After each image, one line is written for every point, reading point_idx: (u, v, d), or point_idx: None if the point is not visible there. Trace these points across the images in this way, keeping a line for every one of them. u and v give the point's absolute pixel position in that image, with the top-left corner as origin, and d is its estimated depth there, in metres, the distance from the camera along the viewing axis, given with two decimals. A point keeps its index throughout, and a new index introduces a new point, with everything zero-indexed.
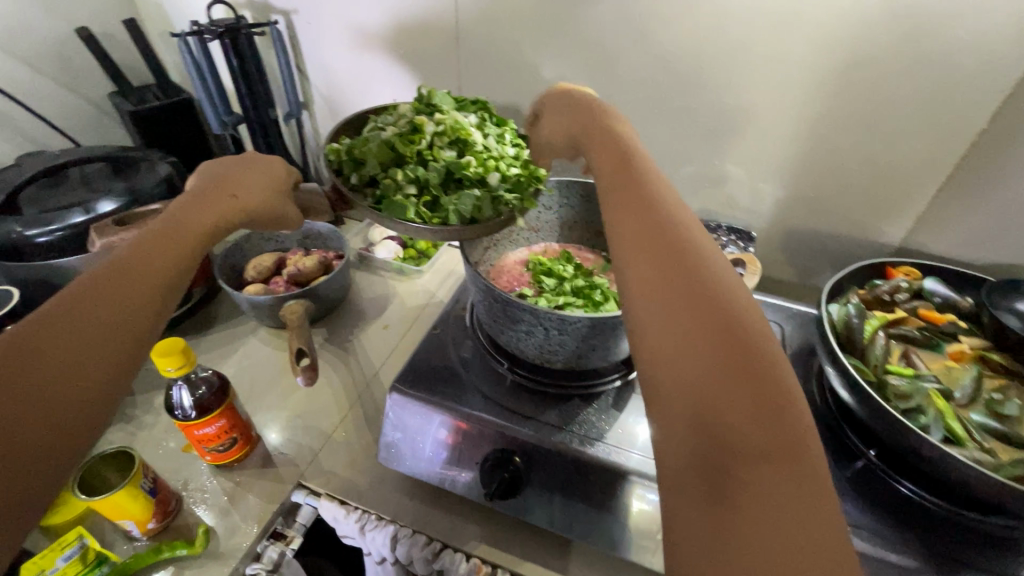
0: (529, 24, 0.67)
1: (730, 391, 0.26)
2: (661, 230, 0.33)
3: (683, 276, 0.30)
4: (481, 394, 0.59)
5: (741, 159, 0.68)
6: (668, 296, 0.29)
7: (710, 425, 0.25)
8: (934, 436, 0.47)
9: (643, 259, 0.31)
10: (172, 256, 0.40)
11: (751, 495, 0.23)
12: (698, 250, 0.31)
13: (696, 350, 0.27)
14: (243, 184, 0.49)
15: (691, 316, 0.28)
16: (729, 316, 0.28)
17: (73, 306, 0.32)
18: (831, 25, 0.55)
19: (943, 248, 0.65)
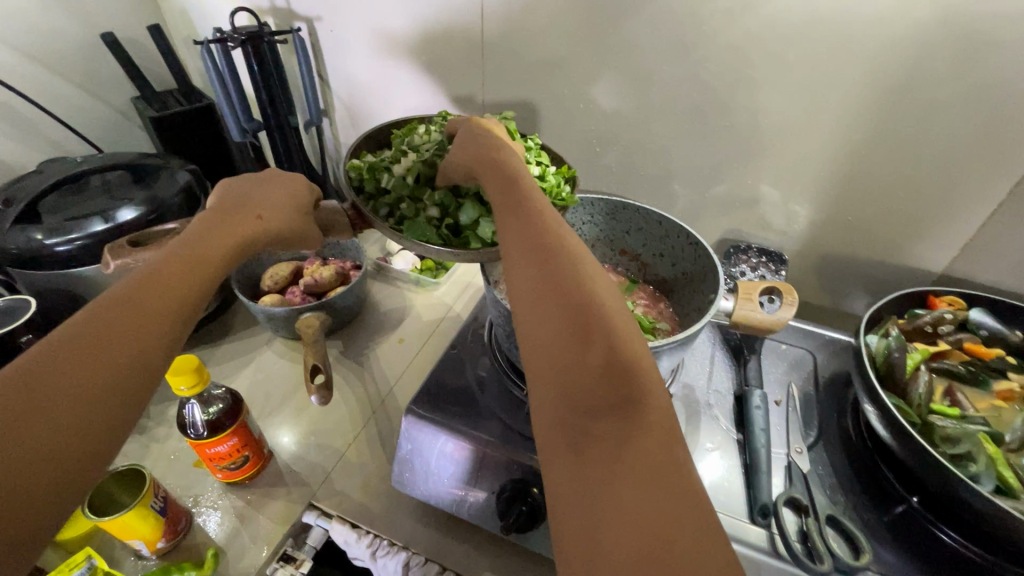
0: (557, 35, 0.65)
1: (589, 379, 0.27)
2: (544, 241, 0.35)
3: (562, 293, 0.31)
4: (498, 420, 0.57)
5: (775, 179, 0.66)
6: (542, 299, 0.31)
7: (572, 411, 0.27)
8: (984, 487, 0.44)
9: (525, 266, 0.34)
10: (188, 281, 0.38)
11: (604, 466, 0.25)
12: (577, 259, 0.33)
13: (563, 346, 0.29)
14: (268, 204, 0.47)
15: (563, 314, 0.30)
16: (598, 316, 0.30)
17: (85, 328, 0.31)
18: (878, 44, 0.52)
19: (989, 278, 0.61)
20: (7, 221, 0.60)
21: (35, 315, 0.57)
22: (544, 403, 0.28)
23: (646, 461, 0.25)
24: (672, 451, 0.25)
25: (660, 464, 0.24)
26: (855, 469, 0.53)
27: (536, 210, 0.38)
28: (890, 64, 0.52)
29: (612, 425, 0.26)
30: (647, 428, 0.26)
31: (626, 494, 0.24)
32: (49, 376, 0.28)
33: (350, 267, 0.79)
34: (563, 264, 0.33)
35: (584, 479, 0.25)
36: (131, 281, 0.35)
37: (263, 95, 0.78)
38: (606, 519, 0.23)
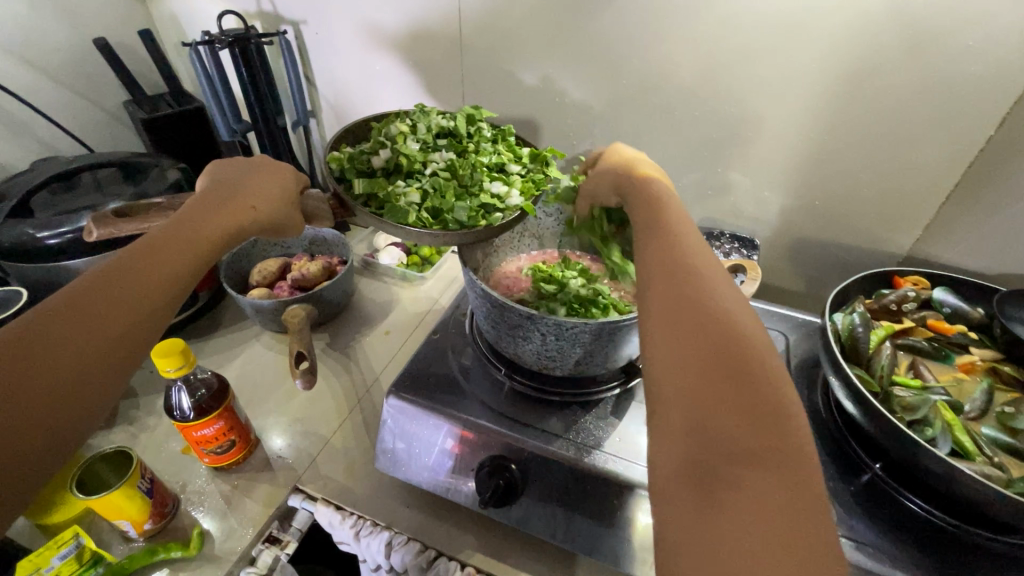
0: (532, 33, 0.68)
1: (735, 424, 0.27)
2: (690, 268, 0.34)
3: (700, 310, 0.31)
4: (479, 401, 0.58)
5: (745, 167, 0.68)
6: (682, 312, 0.32)
7: (707, 452, 0.27)
8: (941, 449, 0.46)
9: (666, 291, 0.33)
10: (174, 262, 0.39)
11: (738, 515, 0.25)
12: (721, 284, 0.33)
13: (709, 383, 0.28)
14: (258, 192, 0.49)
15: (708, 351, 0.30)
16: (748, 360, 0.29)
17: (73, 306, 0.33)
18: (833, 33, 0.54)
19: (952, 258, 0.63)
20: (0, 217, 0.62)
21: (26, 305, 0.59)
22: (671, 434, 0.28)
23: (785, 521, 0.25)
24: (811, 517, 0.25)
25: (799, 527, 0.24)
26: (823, 441, 0.55)
27: (677, 237, 0.37)
28: (846, 52, 0.55)
29: (755, 478, 0.26)
30: (791, 488, 0.25)
31: (756, 552, 0.24)
32: (25, 358, 0.30)
33: (336, 262, 0.81)
34: (710, 296, 0.32)
35: (710, 525, 0.25)
36: (114, 262, 0.37)
37: (252, 95, 0.80)
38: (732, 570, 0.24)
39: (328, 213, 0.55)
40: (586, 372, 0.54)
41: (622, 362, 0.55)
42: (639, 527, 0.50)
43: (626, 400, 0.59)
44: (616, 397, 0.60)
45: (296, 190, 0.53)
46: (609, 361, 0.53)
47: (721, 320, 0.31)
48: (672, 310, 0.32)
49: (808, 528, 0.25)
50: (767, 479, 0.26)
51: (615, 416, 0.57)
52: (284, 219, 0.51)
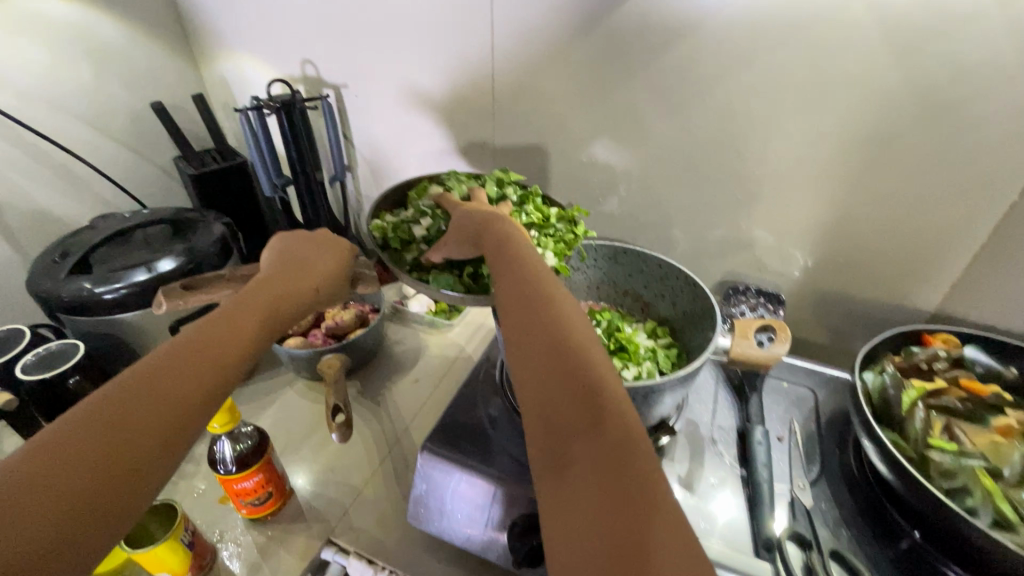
0: (560, 99, 0.72)
1: (565, 408, 0.31)
2: (535, 294, 0.40)
3: (541, 333, 0.36)
4: (510, 457, 0.59)
5: (768, 225, 0.70)
6: (529, 339, 0.37)
7: (550, 437, 0.31)
8: (981, 520, 0.46)
9: (517, 318, 0.39)
10: (239, 335, 0.42)
11: (576, 481, 0.28)
12: (560, 308, 0.39)
13: (545, 383, 0.33)
14: (321, 271, 0.52)
15: (542, 357, 0.35)
16: (575, 357, 0.34)
17: (146, 376, 0.36)
18: (851, 102, 0.57)
19: (982, 316, 0.63)
20: (62, 273, 0.66)
21: (82, 357, 0.62)
22: (530, 431, 0.32)
23: (611, 476, 0.27)
24: (632, 473, 0.27)
25: (623, 476, 0.27)
26: (858, 504, 0.54)
27: (526, 268, 0.43)
28: (866, 120, 0.57)
29: (584, 446, 0.29)
30: (613, 447, 0.28)
31: (591, 508, 0.26)
32: (99, 422, 0.32)
33: (369, 310, 0.84)
34: (548, 315, 0.38)
35: (560, 497, 0.28)
36: (184, 336, 0.40)
37: (294, 153, 0.85)
38: (576, 532, 0.26)
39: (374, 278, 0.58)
40: None
41: (653, 421, 0.55)
42: None
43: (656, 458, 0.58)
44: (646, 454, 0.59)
45: (351, 261, 0.57)
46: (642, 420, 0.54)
47: (557, 337, 0.36)
48: (520, 341, 0.37)
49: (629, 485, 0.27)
50: (594, 443, 0.29)
51: None
52: (339, 295, 0.54)
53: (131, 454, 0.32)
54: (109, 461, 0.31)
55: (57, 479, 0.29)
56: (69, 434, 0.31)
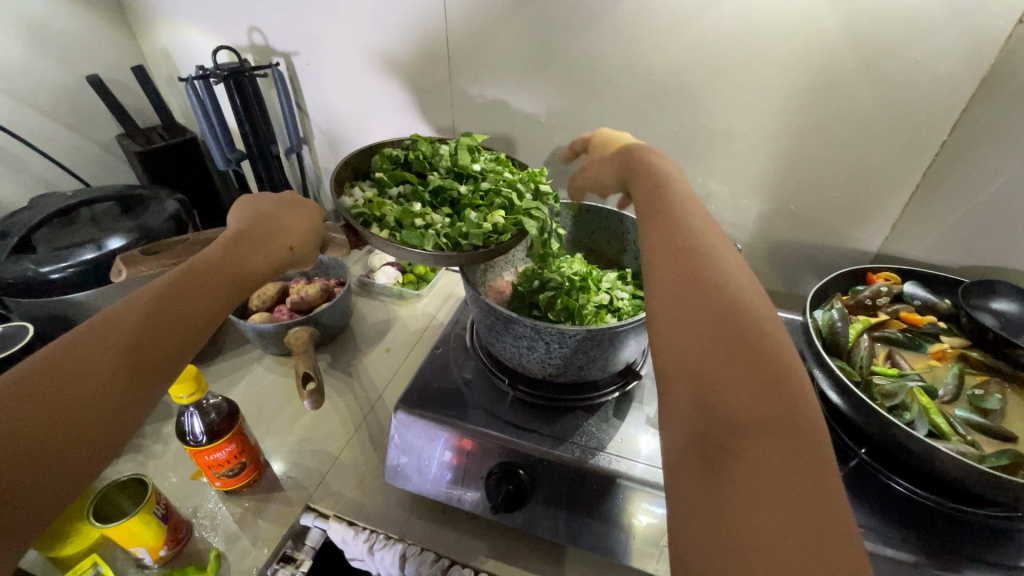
0: (516, 59, 0.71)
1: (741, 398, 0.29)
2: (694, 257, 0.36)
3: (709, 301, 0.33)
4: (484, 411, 0.60)
5: (722, 177, 0.72)
6: (692, 303, 0.33)
7: (717, 425, 0.28)
8: (919, 431, 0.49)
9: (673, 281, 0.35)
10: (204, 295, 0.41)
11: (747, 483, 0.26)
12: (728, 275, 0.35)
13: (717, 362, 0.30)
14: (292, 232, 0.51)
15: (711, 332, 0.32)
16: (755, 342, 0.31)
17: (115, 325, 0.36)
18: (794, 52, 0.59)
19: (917, 254, 0.68)
20: (2, 254, 0.63)
21: (32, 339, 0.60)
22: (683, 407, 0.30)
23: (789, 488, 0.26)
24: (813, 482, 0.27)
25: (804, 493, 0.26)
26: None
27: (682, 231, 0.40)
28: (808, 70, 0.60)
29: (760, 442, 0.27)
30: (795, 459, 0.27)
31: (761, 516, 0.25)
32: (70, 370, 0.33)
33: (334, 283, 0.83)
34: (713, 284, 0.34)
35: (726, 495, 0.27)
36: (140, 295, 0.38)
37: (246, 125, 0.82)
38: (751, 534, 0.25)
39: (345, 243, 0.57)
40: (588, 376, 0.57)
41: (620, 366, 0.57)
42: (639, 527, 0.52)
43: (625, 403, 0.62)
44: (616, 400, 0.63)
45: (321, 225, 0.56)
46: (610, 364, 0.55)
47: (729, 308, 0.33)
48: (681, 303, 0.34)
49: (809, 495, 0.26)
50: (773, 439, 0.28)
51: (616, 418, 0.60)
52: (312, 258, 0.53)
53: (99, 411, 0.33)
54: (77, 420, 0.32)
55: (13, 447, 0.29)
56: (19, 397, 0.30)
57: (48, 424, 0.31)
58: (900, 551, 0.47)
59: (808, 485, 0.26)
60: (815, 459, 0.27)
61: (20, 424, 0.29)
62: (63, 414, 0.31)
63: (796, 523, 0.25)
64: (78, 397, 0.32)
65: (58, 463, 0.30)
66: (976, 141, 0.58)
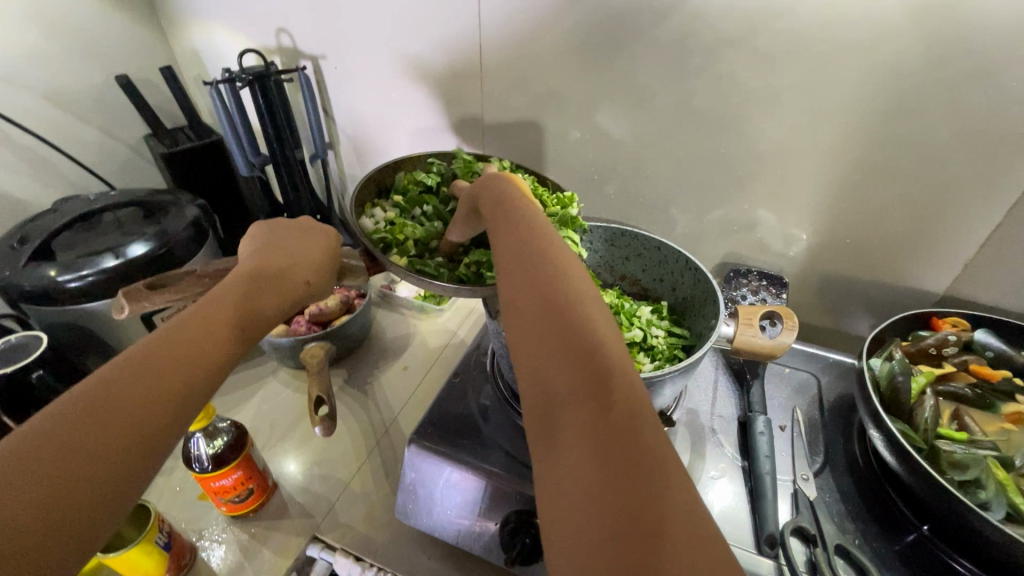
0: (552, 69, 0.67)
1: (562, 373, 0.28)
2: (532, 251, 0.36)
3: (540, 293, 0.32)
4: (502, 451, 0.56)
5: (772, 203, 0.66)
6: (524, 297, 0.33)
7: (548, 406, 0.27)
8: (994, 515, 0.43)
9: (511, 271, 0.35)
10: (221, 336, 0.38)
11: (572, 455, 0.25)
12: (561, 264, 0.35)
13: (542, 346, 0.30)
14: (309, 261, 0.49)
15: (539, 313, 0.31)
16: (577, 317, 0.30)
17: (129, 372, 0.33)
18: (864, 73, 0.53)
19: (991, 298, 0.61)
20: (22, 259, 0.62)
21: (46, 349, 0.59)
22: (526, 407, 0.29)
23: (611, 473, 0.24)
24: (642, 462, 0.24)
25: (623, 460, 0.24)
26: (864, 497, 0.52)
27: (524, 220, 0.40)
28: (877, 92, 0.53)
29: (582, 427, 0.26)
30: (618, 437, 0.25)
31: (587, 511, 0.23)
32: (79, 422, 0.29)
33: (355, 296, 0.80)
34: (547, 276, 0.33)
35: (556, 490, 0.24)
36: (155, 338, 0.35)
37: (270, 129, 0.80)
38: (579, 533, 0.22)
39: (362, 269, 0.54)
40: None
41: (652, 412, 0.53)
42: None
43: None
44: None
45: (338, 250, 0.53)
46: None
47: (555, 295, 0.32)
48: (518, 299, 0.33)
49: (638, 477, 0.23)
50: (593, 421, 0.25)
51: None
52: (328, 288, 0.51)
53: (107, 468, 0.29)
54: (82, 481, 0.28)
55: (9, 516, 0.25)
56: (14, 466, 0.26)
57: (50, 492, 0.27)
58: None
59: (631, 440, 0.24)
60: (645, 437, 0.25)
61: (13, 492, 0.26)
62: (66, 480, 0.27)
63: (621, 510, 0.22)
64: (86, 453, 0.29)
65: (54, 535, 0.26)
66: None
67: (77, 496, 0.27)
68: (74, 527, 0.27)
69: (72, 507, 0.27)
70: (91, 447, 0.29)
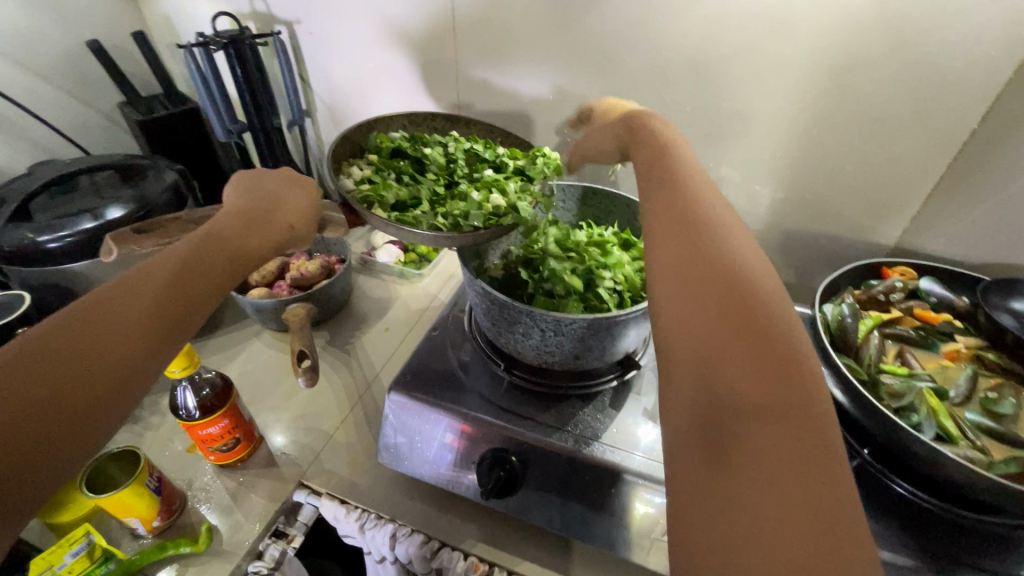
0: (524, 30, 0.68)
1: (741, 374, 0.27)
2: (700, 222, 0.34)
3: (720, 271, 0.31)
4: (479, 396, 0.59)
5: (736, 162, 0.69)
6: (694, 271, 0.31)
7: (715, 401, 0.26)
8: (925, 434, 0.47)
9: (678, 250, 0.33)
10: (209, 268, 0.41)
11: (748, 466, 0.24)
12: (739, 246, 0.33)
13: (720, 344, 0.28)
14: (294, 208, 0.51)
15: (718, 296, 0.29)
16: (763, 317, 0.29)
17: (126, 289, 0.36)
18: (819, 30, 0.55)
19: (937, 248, 0.65)
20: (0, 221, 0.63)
21: (29, 307, 0.60)
22: (685, 390, 0.28)
23: (793, 482, 0.24)
24: (823, 481, 0.24)
25: (807, 474, 0.24)
26: None
27: (685, 198, 0.37)
28: (831, 49, 0.56)
29: (765, 431, 0.25)
30: (802, 448, 0.24)
31: (765, 514, 0.23)
32: (83, 329, 0.33)
33: (336, 261, 0.82)
34: (723, 254, 0.32)
35: (731, 489, 0.24)
36: (149, 263, 0.38)
37: (247, 94, 0.80)
38: (757, 534, 0.23)
39: (342, 224, 0.57)
40: (585, 365, 0.55)
41: (618, 355, 0.56)
42: (636, 515, 0.51)
43: (623, 392, 0.61)
44: (614, 388, 0.61)
45: (320, 203, 0.55)
46: (607, 352, 0.54)
47: (738, 280, 0.30)
48: (684, 272, 0.31)
49: (817, 490, 0.23)
50: (777, 429, 0.25)
51: (612, 407, 0.59)
52: (311, 234, 0.53)
53: (112, 369, 0.33)
54: (89, 378, 0.31)
55: (27, 399, 0.29)
56: (22, 365, 0.30)
57: (59, 387, 0.30)
58: (899, 555, 0.47)
59: (817, 475, 0.24)
60: (828, 454, 0.25)
61: (30, 382, 0.29)
62: (75, 377, 0.31)
63: (801, 520, 0.23)
64: (92, 355, 0.32)
65: (71, 417, 0.30)
66: (1007, 131, 0.54)
67: (87, 389, 0.31)
68: (87, 412, 0.31)
69: (81, 397, 0.31)
70: (97, 352, 0.32)
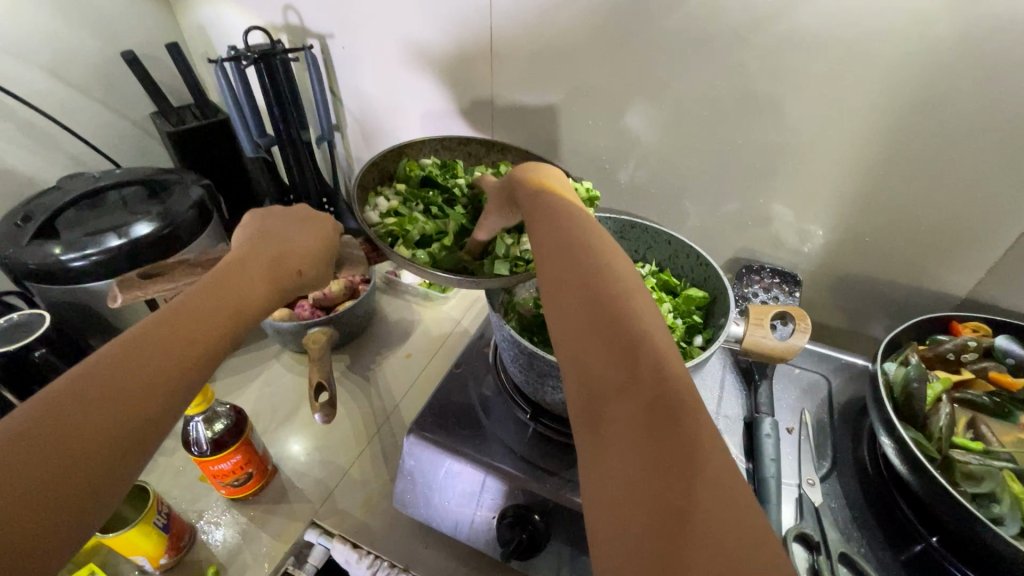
0: (563, 53, 0.64)
1: (633, 427, 0.25)
2: (586, 260, 0.33)
3: (605, 314, 0.30)
4: (503, 445, 0.56)
5: (789, 199, 0.64)
6: (582, 317, 0.30)
7: (614, 459, 0.25)
8: (1007, 529, 0.42)
9: (566, 293, 0.32)
10: (217, 319, 0.38)
11: (653, 530, 0.22)
12: (623, 282, 0.32)
13: (616, 399, 0.26)
14: (305, 251, 0.49)
15: (604, 341, 0.29)
16: (649, 359, 0.27)
17: (133, 349, 0.33)
18: (893, 63, 0.50)
19: (1016, 303, 0.58)
20: (26, 237, 0.62)
21: (49, 328, 0.59)
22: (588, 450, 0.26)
23: (699, 541, 0.21)
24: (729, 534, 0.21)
25: (708, 527, 0.21)
26: (869, 502, 0.51)
27: (568, 214, 0.38)
28: (906, 83, 0.51)
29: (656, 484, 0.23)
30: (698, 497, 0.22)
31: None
32: (84, 397, 0.30)
33: (359, 281, 0.78)
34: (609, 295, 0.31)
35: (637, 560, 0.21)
36: (157, 318, 0.35)
37: (276, 108, 0.78)
38: None
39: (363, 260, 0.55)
40: None
41: None
42: None
43: None
44: None
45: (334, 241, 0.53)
46: None
47: (622, 322, 0.29)
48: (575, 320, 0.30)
49: (726, 547, 0.21)
50: (668, 478, 0.23)
51: None
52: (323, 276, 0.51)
53: (113, 442, 0.29)
54: (86, 453, 0.28)
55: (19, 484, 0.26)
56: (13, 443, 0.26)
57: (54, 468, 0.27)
58: None
59: (706, 483, 0.23)
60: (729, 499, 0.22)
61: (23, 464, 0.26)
62: (70, 454, 0.28)
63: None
64: (91, 427, 0.29)
65: (66, 501, 0.27)
66: None
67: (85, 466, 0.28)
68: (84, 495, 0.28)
69: (77, 477, 0.27)
70: (96, 422, 0.29)
